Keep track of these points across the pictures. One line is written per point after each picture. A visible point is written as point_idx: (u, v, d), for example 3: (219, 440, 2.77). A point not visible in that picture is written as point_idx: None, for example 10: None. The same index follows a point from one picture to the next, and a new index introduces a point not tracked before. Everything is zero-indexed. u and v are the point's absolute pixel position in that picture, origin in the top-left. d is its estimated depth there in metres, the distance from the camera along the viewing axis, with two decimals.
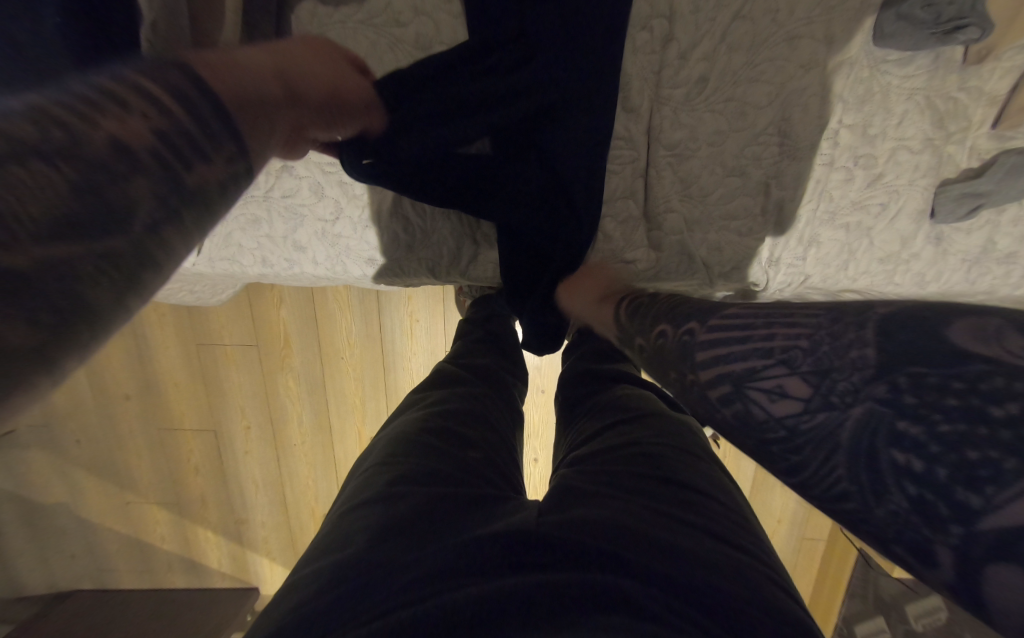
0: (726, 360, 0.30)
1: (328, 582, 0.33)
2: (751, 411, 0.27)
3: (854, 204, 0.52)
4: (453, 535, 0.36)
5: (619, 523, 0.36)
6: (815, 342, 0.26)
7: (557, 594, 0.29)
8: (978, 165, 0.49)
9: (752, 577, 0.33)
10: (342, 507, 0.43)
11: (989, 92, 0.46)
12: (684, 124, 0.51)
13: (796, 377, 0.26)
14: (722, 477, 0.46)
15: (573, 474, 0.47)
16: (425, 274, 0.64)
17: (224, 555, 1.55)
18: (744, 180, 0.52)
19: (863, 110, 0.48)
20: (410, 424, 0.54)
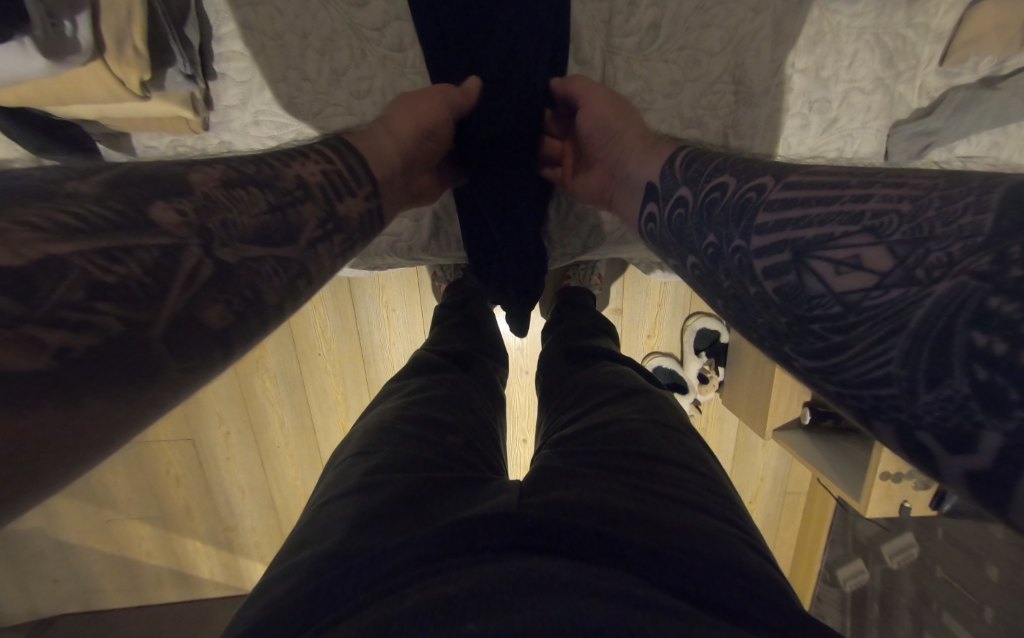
0: (795, 220, 0.24)
1: (304, 574, 0.31)
2: (802, 286, 0.23)
3: (812, 151, 0.51)
4: (434, 519, 0.34)
5: (604, 499, 0.35)
6: (919, 207, 0.20)
7: (548, 569, 0.27)
8: (927, 103, 0.49)
9: (739, 549, 0.32)
10: (318, 501, 0.41)
11: (935, 27, 0.46)
12: (638, 76, 0.50)
13: (880, 245, 0.20)
14: (703, 450, 0.47)
15: (557, 454, 0.46)
16: (388, 254, 0.63)
17: (215, 563, 1.52)
18: (702, 132, 0.51)
19: (815, 52, 0.47)
20: (388, 412, 0.52)
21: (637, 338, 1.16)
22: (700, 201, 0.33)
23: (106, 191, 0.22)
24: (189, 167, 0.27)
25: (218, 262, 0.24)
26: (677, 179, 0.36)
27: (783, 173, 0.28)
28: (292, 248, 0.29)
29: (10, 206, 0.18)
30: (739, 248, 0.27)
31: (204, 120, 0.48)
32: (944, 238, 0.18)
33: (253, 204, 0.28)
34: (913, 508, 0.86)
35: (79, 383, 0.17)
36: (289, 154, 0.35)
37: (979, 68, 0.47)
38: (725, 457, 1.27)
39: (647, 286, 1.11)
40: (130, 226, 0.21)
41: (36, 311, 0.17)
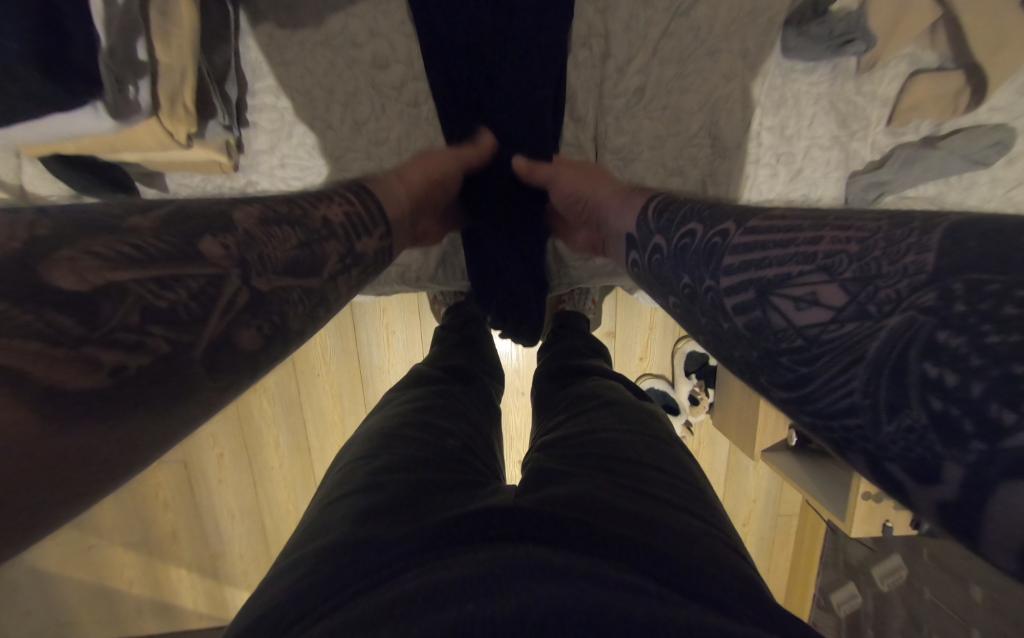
0: (759, 262, 0.27)
1: (313, 564, 0.33)
2: (766, 322, 0.25)
3: (781, 197, 0.58)
4: (436, 514, 0.37)
5: (591, 497, 0.38)
6: (864, 248, 0.23)
7: (540, 556, 0.30)
8: (879, 158, 0.56)
9: (714, 545, 0.36)
10: (323, 500, 0.44)
11: (881, 95, 0.53)
12: (627, 130, 0.56)
13: (834, 283, 0.23)
14: (686, 458, 0.50)
15: (549, 457, 0.49)
16: (397, 283, 0.67)
17: (200, 592, 1.47)
18: (684, 179, 0.58)
19: (779, 114, 0.54)
20: (390, 418, 0.55)
21: (629, 361, 1.20)
22: (673, 246, 0.36)
23: (162, 224, 0.25)
24: (233, 205, 0.31)
25: (253, 292, 0.27)
26: (651, 228, 0.40)
27: (746, 219, 0.31)
28: (317, 279, 0.33)
29: (82, 236, 0.22)
30: (710, 288, 0.30)
31: (235, 162, 0.52)
32: (891, 276, 0.21)
33: (287, 238, 0.31)
34: (896, 529, 0.89)
35: (121, 403, 0.20)
36: (318, 195, 0.38)
37: (920, 130, 0.55)
38: (716, 479, 1.29)
39: (637, 312, 1.16)
40: (179, 257, 0.24)
41: (95, 331, 0.20)
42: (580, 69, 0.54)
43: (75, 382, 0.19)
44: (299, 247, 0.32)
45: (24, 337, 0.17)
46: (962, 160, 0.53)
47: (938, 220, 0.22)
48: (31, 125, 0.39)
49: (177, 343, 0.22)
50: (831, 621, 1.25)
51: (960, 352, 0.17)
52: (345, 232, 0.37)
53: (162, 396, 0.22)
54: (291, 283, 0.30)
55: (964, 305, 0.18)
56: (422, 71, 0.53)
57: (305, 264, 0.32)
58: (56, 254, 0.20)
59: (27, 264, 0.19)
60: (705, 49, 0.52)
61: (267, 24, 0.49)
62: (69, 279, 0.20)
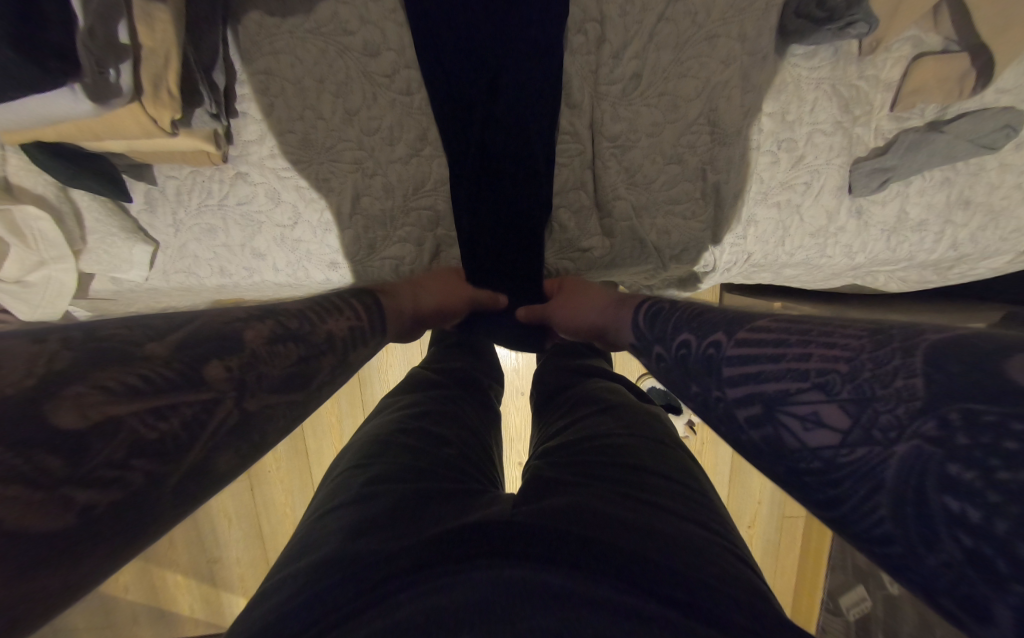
0: (759, 376, 0.33)
1: (306, 580, 0.32)
2: (780, 437, 0.30)
3: (783, 184, 0.56)
4: (430, 528, 0.35)
5: (592, 506, 0.37)
6: (853, 369, 0.28)
7: (541, 578, 0.29)
8: (883, 144, 0.54)
9: (724, 557, 0.34)
10: (316, 512, 0.42)
11: (884, 80, 0.52)
12: (624, 117, 0.55)
13: (833, 404, 0.28)
14: (690, 463, 0.49)
15: (548, 464, 0.47)
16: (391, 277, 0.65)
17: (196, 599, 1.46)
18: (683, 167, 0.56)
19: (780, 99, 0.53)
20: (385, 425, 0.54)
21: (629, 359, 1.18)
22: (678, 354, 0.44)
23: (174, 353, 0.30)
24: (245, 323, 0.37)
25: (243, 411, 0.32)
26: (650, 337, 0.50)
27: (740, 328, 0.38)
28: (303, 390, 0.39)
29: (94, 367, 0.25)
30: (720, 397, 0.36)
31: (224, 152, 0.52)
32: (886, 400, 0.26)
33: (287, 354, 0.38)
34: None
35: (91, 536, 0.22)
36: (328, 308, 0.48)
37: (926, 114, 0.53)
38: (720, 479, 1.27)
39: None
40: (188, 383, 0.29)
41: (81, 470, 0.22)
42: (576, 54, 0.52)
43: (52, 525, 0.20)
44: (295, 360, 0.39)
45: (11, 483, 0.19)
46: (969, 144, 0.52)
47: (916, 342, 0.27)
48: (8, 105, 0.37)
49: (161, 471, 0.26)
50: (839, 624, 1.23)
51: (978, 486, 0.20)
52: (345, 337, 0.47)
53: (132, 524, 0.24)
54: (277, 396, 0.36)
55: (968, 437, 0.21)
56: (412, 58, 0.51)
57: (296, 374, 0.38)
58: (64, 393, 0.23)
59: (34, 405, 0.22)
60: (703, 34, 0.51)
61: (255, 12, 0.48)
62: (71, 420, 0.23)
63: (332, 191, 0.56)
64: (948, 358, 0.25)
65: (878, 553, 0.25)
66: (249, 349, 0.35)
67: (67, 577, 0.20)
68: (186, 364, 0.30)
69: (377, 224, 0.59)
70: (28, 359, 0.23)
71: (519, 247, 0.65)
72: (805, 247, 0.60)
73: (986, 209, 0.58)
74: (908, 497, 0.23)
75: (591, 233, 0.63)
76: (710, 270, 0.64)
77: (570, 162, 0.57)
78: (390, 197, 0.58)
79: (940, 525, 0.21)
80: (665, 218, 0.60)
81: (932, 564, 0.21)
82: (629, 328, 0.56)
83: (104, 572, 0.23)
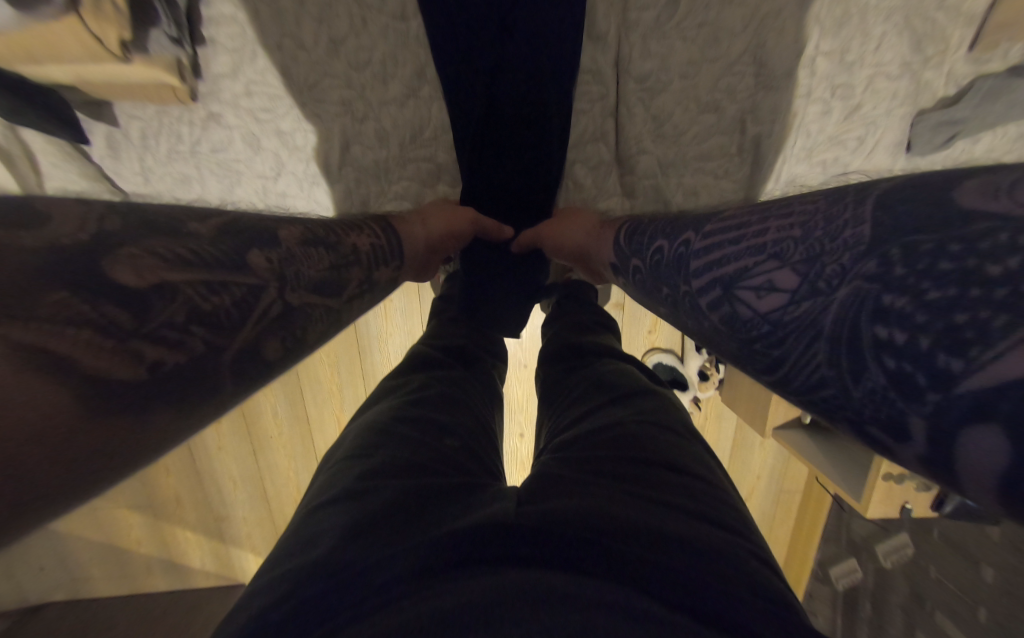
0: (721, 255, 0.29)
1: (292, 585, 0.29)
2: (736, 314, 0.26)
3: (832, 139, 0.50)
4: (426, 528, 0.32)
5: (608, 506, 0.34)
6: (807, 229, 0.25)
7: (551, 587, 0.25)
8: (954, 92, 0.47)
9: (756, 567, 0.31)
10: (308, 506, 0.39)
11: (966, 11, 0.44)
12: (654, 54, 0.47)
13: (785, 268, 0.24)
14: (710, 458, 0.45)
15: (554, 460, 0.44)
16: None
17: (206, 553, 1.52)
18: (719, 117, 0.49)
19: (841, 34, 0.45)
20: (382, 412, 0.50)
21: (636, 334, 1.14)
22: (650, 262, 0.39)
23: (217, 239, 0.26)
24: (277, 222, 0.32)
25: (285, 304, 0.28)
26: (626, 251, 0.43)
27: (705, 218, 0.34)
28: (334, 299, 0.34)
29: (142, 235, 0.22)
30: (683, 287, 0.32)
31: (191, 88, 0.45)
32: (833, 252, 0.22)
33: (321, 259, 0.33)
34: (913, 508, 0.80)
35: (158, 384, 0.20)
36: (345, 224, 0.40)
37: (1009, 56, 0.45)
38: (722, 454, 1.27)
39: None
40: (231, 263, 0.25)
41: (144, 327, 0.20)
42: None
43: (118, 372, 0.19)
44: (324, 262, 0.33)
45: (72, 327, 0.18)
46: None
47: (869, 190, 0.23)
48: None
49: (225, 350, 0.23)
50: (829, 593, 1.26)
51: (906, 310, 0.18)
52: (373, 259, 0.40)
53: (171, 418, 0.21)
54: (314, 297, 0.31)
55: (902, 268, 0.19)
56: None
57: (325, 275, 0.33)
58: (120, 252, 0.20)
59: (92, 261, 0.19)
60: None
61: None
62: (133, 278, 0.20)
63: (319, 137, 0.50)
64: (904, 200, 0.21)
65: (804, 402, 0.23)
66: (285, 247, 0.30)
67: (152, 418, 0.20)
68: (237, 243, 0.27)
69: (370, 179, 0.53)
70: (75, 217, 0.20)
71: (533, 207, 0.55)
72: None
73: None
74: (845, 347, 0.20)
75: (610, 192, 0.55)
76: None
77: (590, 108, 0.51)
78: (385, 147, 0.51)
79: (888, 352, 0.18)
80: (694, 177, 0.53)
81: (882, 429, 0.19)
82: (610, 246, 0.46)
83: (141, 458, 0.20)
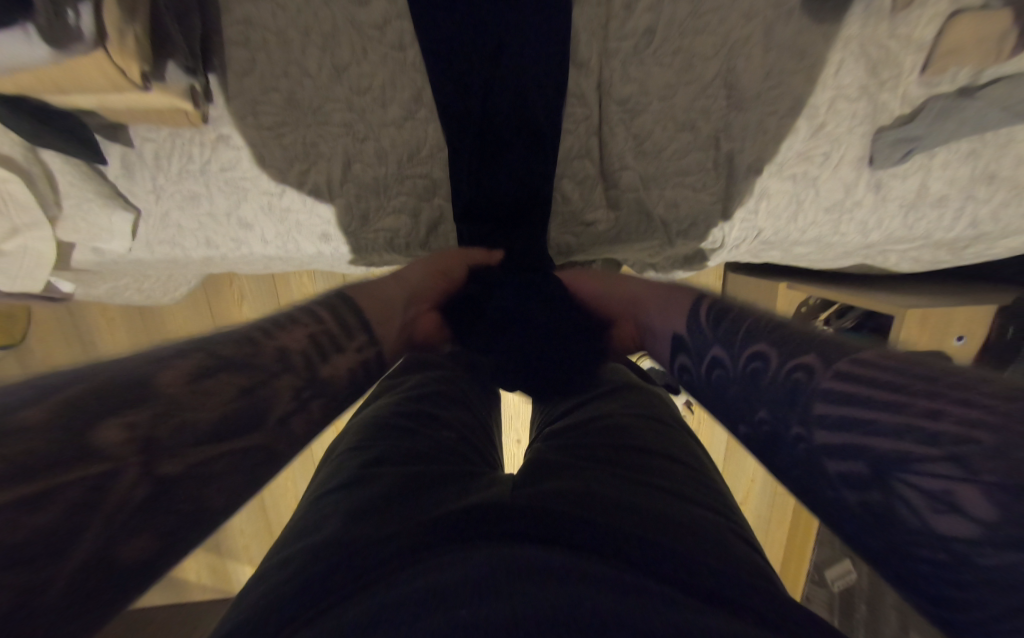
0: (859, 423, 0.27)
1: (296, 566, 0.31)
2: (893, 512, 0.25)
3: (800, 155, 0.53)
4: (426, 512, 0.35)
5: (595, 491, 0.36)
6: (1005, 442, 0.22)
7: (546, 560, 0.28)
8: (910, 111, 0.50)
9: (732, 541, 0.33)
10: (309, 496, 0.42)
11: (916, 39, 0.48)
12: (633, 78, 0.51)
13: (974, 486, 0.22)
14: (694, 445, 0.48)
15: (549, 448, 0.47)
16: (386, 250, 0.63)
17: (203, 565, 1.54)
18: (696, 135, 0.53)
19: (803, 60, 0.48)
20: (380, 406, 0.53)
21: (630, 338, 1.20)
22: (709, 377, 0.40)
23: (142, 469, 0.24)
24: (163, 364, 0.29)
25: (162, 477, 0.25)
26: (708, 338, 0.40)
27: (827, 358, 0.31)
28: (256, 437, 0.31)
29: None
30: (801, 439, 0.30)
31: (203, 112, 0.47)
32: (983, 469, 0.22)
33: (225, 393, 0.30)
34: None
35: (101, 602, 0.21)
36: (279, 322, 0.39)
37: (958, 79, 0.48)
38: (715, 457, 1.29)
39: None
40: (71, 455, 0.22)
41: None
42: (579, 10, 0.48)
43: None
44: (240, 391, 0.31)
45: None
46: (1001, 113, 0.48)
47: None
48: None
49: (67, 573, 0.20)
50: (824, 594, 1.27)
51: None
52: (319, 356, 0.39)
53: None
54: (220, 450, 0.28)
55: None
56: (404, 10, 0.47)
57: (238, 412, 0.30)
58: None
59: None
60: None
61: None
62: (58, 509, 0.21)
63: (323, 156, 0.53)
64: None
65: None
66: (170, 399, 0.27)
67: (93, 621, 0.20)
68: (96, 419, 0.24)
69: (367, 194, 0.56)
70: None
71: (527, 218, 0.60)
72: (818, 223, 0.58)
73: (1011, 183, 0.55)
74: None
75: (596, 205, 0.60)
76: (718, 246, 0.62)
77: (577, 128, 0.54)
78: (383, 164, 0.54)
79: None
80: (674, 190, 0.57)
81: None
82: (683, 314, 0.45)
83: None
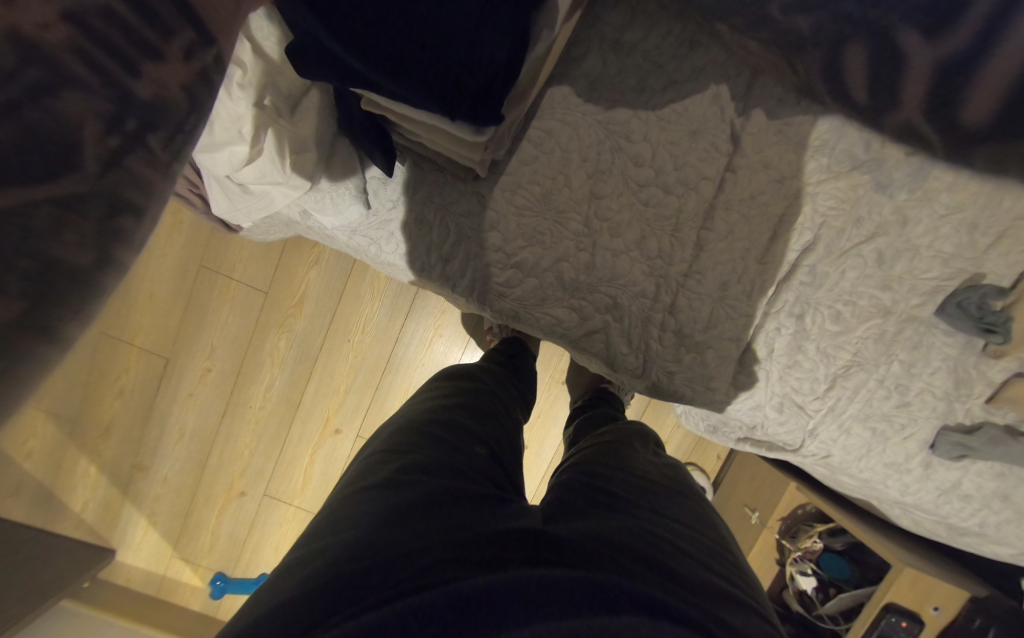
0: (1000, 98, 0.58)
1: (351, 552, 0.37)
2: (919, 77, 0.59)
3: (883, 415, 0.71)
4: (468, 526, 0.41)
5: (619, 538, 0.44)
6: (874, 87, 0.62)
7: (587, 585, 0.35)
8: (969, 425, 0.69)
9: (740, 606, 0.41)
10: (347, 491, 0.48)
11: (988, 377, 0.68)
12: (800, 302, 0.72)
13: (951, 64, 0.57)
14: (703, 511, 0.57)
15: (571, 491, 0.54)
16: (543, 331, 0.74)
17: (95, 499, 1.36)
18: (815, 367, 0.73)
19: (913, 352, 0.69)
20: (418, 415, 0.61)
21: None
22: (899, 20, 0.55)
23: None
24: None
25: None
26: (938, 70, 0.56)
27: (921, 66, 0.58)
28: None
29: None
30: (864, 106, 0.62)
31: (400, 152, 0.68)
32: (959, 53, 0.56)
33: None
34: None
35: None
36: None
37: (1006, 418, 0.68)
38: None
39: (664, 422, 1.26)
40: None
41: None
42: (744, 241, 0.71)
43: None
44: None
45: None
46: None
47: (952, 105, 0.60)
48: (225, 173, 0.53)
49: None
50: None
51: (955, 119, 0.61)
52: None
53: None
54: None
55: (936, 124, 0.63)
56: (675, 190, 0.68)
57: None
58: None
59: None
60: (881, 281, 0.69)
61: (567, 93, 0.66)
62: None
63: (551, 250, 0.70)
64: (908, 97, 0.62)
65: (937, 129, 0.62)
66: None
67: None
68: None
69: (565, 283, 0.72)
70: None
71: (678, 350, 0.74)
72: (874, 469, 0.73)
73: (1015, 509, 0.71)
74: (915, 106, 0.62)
75: (723, 377, 0.74)
76: (797, 449, 0.78)
77: (735, 319, 0.72)
78: (583, 273, 0.71)
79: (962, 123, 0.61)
80: (786, 388, 0.75)
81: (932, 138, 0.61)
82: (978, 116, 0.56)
83: None
